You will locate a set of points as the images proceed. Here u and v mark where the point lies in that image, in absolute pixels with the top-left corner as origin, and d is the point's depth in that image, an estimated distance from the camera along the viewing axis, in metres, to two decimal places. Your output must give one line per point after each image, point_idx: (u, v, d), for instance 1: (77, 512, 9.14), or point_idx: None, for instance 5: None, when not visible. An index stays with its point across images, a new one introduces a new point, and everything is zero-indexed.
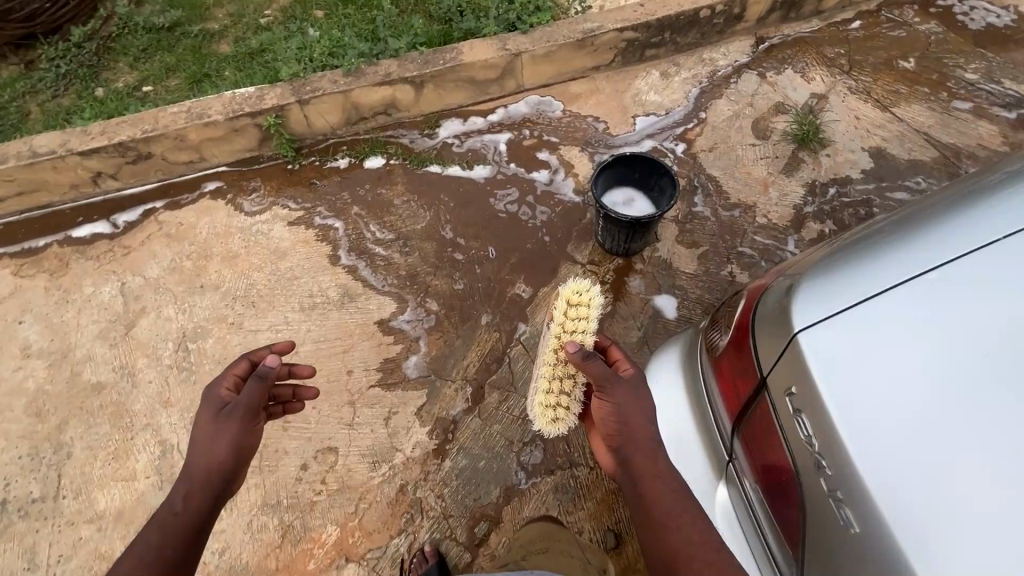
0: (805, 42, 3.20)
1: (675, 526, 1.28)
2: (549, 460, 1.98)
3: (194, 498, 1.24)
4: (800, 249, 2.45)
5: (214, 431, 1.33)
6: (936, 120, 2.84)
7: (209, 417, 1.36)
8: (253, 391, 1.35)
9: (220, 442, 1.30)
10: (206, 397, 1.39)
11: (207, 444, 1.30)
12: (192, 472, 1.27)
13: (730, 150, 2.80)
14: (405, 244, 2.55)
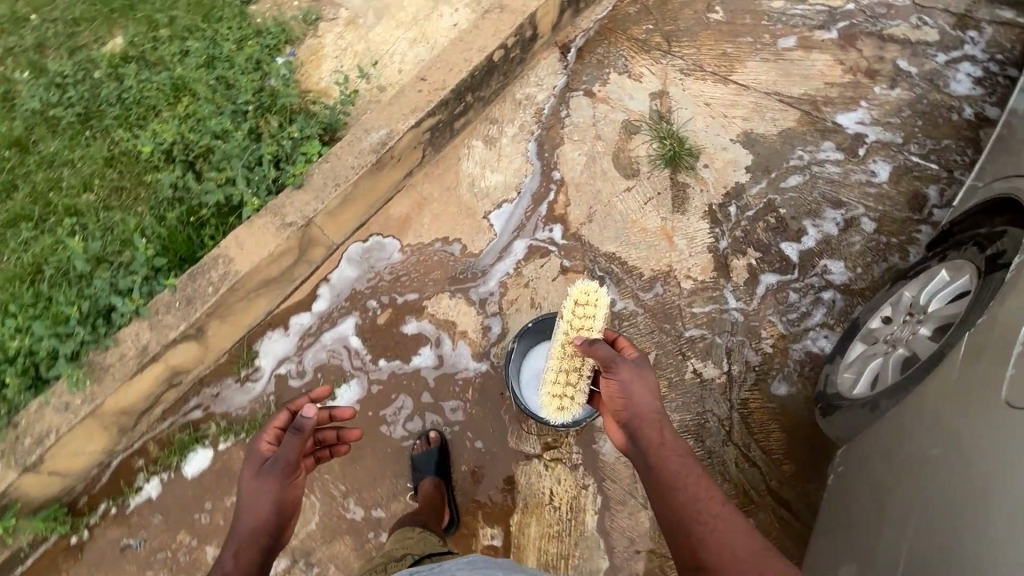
0: (609, 31, 2.73)
1: (700, 514, 1.36)
2: None
3: (251, 555, 1.29)
4: (742, 300, 2.11)
5: (257, 483, 1.36)
6: (776, 73, 2.58)
7: (252, 470, 1.40)
8: (284, 454, 1.35)
9: (263, 496, 1.34)
10: (248, 453, 1.43)
11: (256, 497, 1.35)
12: (237, 526, 1.33)
13: (610, 209, 2.32)
14: (307, 563, 1.86)
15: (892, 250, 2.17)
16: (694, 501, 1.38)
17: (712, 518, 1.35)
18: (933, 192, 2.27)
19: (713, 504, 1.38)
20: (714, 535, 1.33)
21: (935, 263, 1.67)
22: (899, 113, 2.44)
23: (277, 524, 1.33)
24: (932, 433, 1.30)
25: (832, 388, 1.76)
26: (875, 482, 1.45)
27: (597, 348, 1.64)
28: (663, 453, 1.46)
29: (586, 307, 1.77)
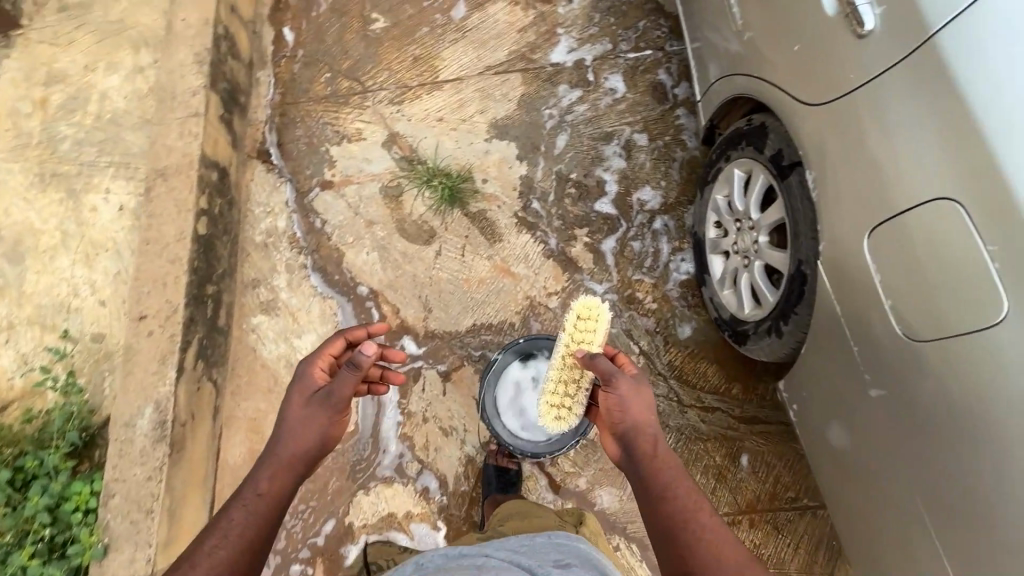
0: (293, 106, 2.34)
1: (694, 512, 1.22)
2: None
3: (280, 495, 1.22)
4: (604, 278, 2.09)
5: (312, 409, 1.31)
6: (472, 45, 2.42)
7: (307, 396, 1.34)
8: (344, 382, 1.29)
9: (310, 427, 1.28)
10: (302, 377, 1.38)
11: (302, 426, 1.29)
12: (281, 447, 1.26)
13: (437, 284, 2.11)
14: None
15: (672, 147, 2.26)
16: (692, 507, 1.22)
17: (704, 513, 1.22)
18: (663, 74, 2.37)
19: (706, 512, 1.23)
20: (706, 526, 1.20)
21: (728, 165, 1.75)
22: (593, 20, 2.45)
23: (310, 458, 1.28)
24: (927, 380, 1.26)
25: (725, 315, 1.83)
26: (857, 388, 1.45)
27: (600, 360, 1.45)
28: (665, 469, 1.29)
29: (587, 322, 1.60)
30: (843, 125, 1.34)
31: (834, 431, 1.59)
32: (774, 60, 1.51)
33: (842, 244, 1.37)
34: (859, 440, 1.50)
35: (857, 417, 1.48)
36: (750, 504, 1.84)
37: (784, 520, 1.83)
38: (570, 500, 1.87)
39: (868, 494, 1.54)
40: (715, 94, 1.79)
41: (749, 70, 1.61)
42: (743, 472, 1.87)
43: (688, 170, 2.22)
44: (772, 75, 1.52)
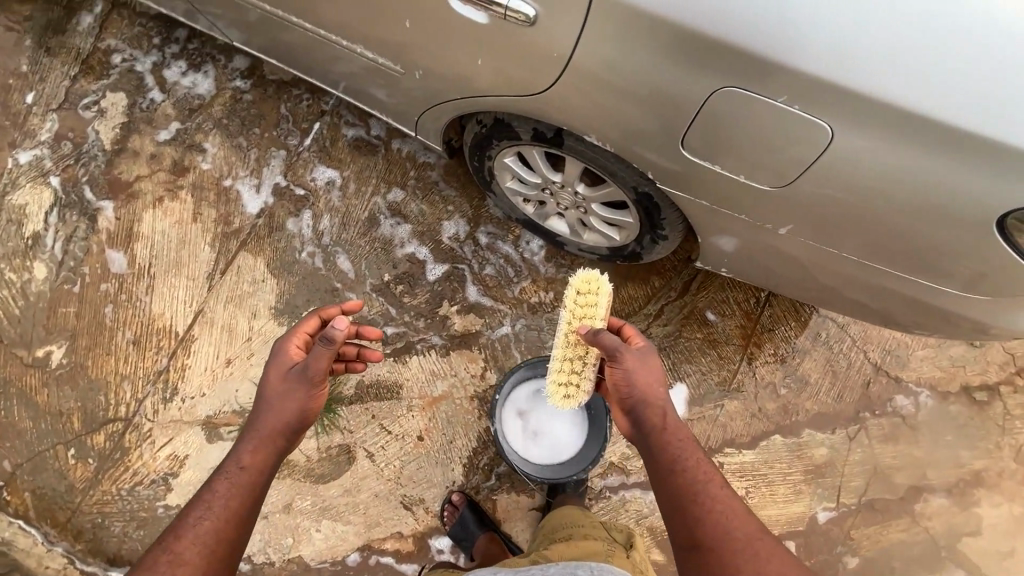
0: (83, 515, 1.78)
1: (698, 485, 1.19)
2: (899, 390, 1.99)
3: (263, 472, 1.15)
4: (499, 318, 2.01)
5: (290, 388, 1.24)
6: (172, 276, 2.00)
7: (285, 375, 1.27)
8: (321, 360, 1.22)
9: (288, 404, 1.22)
10: (273, 358, 1.30)
11: (279, 402, 1.23)
12: (261, 427, 1.20)
13: (399, 475, 1.86)
14: None
15: (424, 173, 2.14)
16: (695, 480, 1.19)
17: (706, 485, 1.19)
18: (349, 130, 2.18)
19: (716, 481, 1.20)
20: (708, 495, 1.17)
21: (495, 161, 1.68)
22: (243, 148, 2.14)
23: (288, 439, 1.21)
24: (818, 194, 1.15)
25: (605, 251, 1.87)
26: (775, 239, 1.35)
27: (604, 336, 1.36)
28: (672, 444, 1.25)
29: (587, 298, 1.45)
30: (572, 91, 1.20)
31: (789, 273, 1.51)
32: (457, 74, 1.38)
33: (667, 167, 1.25)
34: (818, 269, 1.41)
35: (798, 256, 1.38)
36: (745, 334, 2.03)
37: (771, 318, 2.04)
38: None
39: (866, 294, 1.42)
40: (431, 120, 1.66)
41: (443, 90, 1.48)
42: (719, 323, 2.04)
43: (454, 177, 2.14)
44: (468, 87, 1.39)
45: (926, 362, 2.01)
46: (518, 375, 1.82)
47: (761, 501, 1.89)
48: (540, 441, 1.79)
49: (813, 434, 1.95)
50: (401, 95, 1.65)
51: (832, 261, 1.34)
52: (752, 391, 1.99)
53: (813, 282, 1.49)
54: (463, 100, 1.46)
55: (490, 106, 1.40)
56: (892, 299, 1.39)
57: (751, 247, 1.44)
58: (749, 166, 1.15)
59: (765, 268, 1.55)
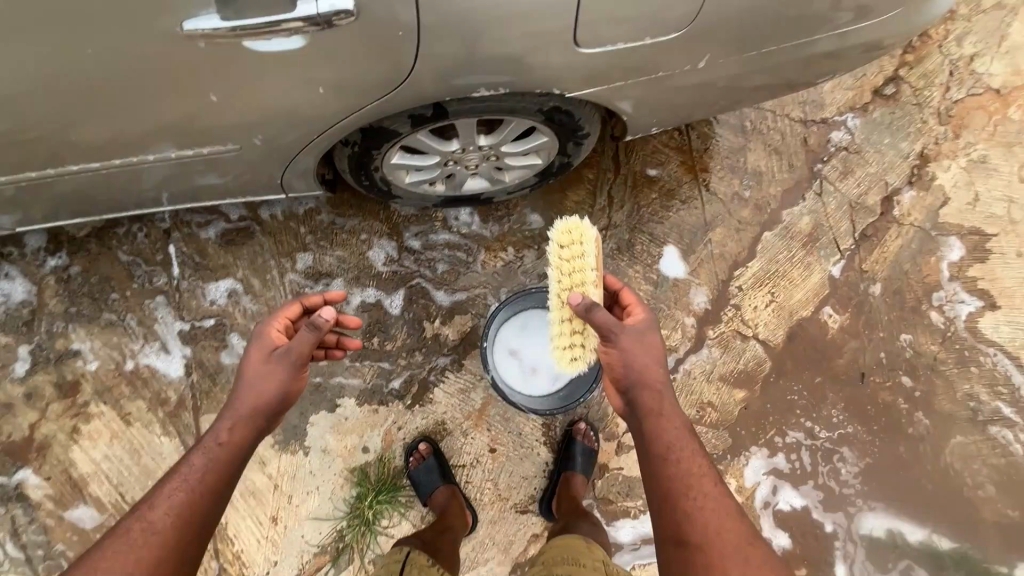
0: None
1: (686, 477, 1.17)
2: (831, 129, 2.07)
3: (236, 444, 1.18)
4: (482, 301, 1.90)
5: (272, 369, 1.24)
6: (152, 489, 1.74)
7: (260, 357, 1.26)
8: (304, 343, 1.24)
9: (270, 383, 1.22)
10: (258, 338, 1.30)
11: (260, 380, 1.22)
12: (238, 405, 1.20)
13: (498, 493, 1.82)
14: (996, 428, 1.95)
15: (315, 221, 1.90)
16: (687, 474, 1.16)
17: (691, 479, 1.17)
18: (210, 229, 1.88)
19: (710, 481, 1.18)
20: (694, 484, 1.16)
21: (384, 168, 1.49)
22: (117, 320, 1.81)
23: (270, 413, 1.22)
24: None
25: (535, 180, 1.76)
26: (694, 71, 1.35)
27: (599, 313, 1.26)
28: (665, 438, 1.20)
29: (570, 250, 1.35)
30: (449, 44, 1.10)
31: (713, 96, 1.51)
32: (311, 103, 1.21)
33: (579, 61, 1.20)
34: (737, 77, 1.43)
35: (718, 75, 1.39)
36: (689, 166, 2.02)
37: (699, 139, 2.03)
38: (708, 332, 1.93)
39: (784, 70, 1.47)
40: (299, 163, 1.44)
41: (301, 128, 1.29)
42: (663, 173, 2.01)
43: (346, 204, 1.91)
44: (334, 108, 1.22)
45: (835, 91, 2.09)
46: (496, 324, 1.77)
47: (787, 293, 1.98)
48: (540, 373, 1.76)
49: (792, 211, 2.02)
50: (245, 158, 1.39)
51: (749, 62, 1.37)
52: (726, 210, 2.01)
53: (736, 91, 1.51)
54: (335, 128, 1.29)
55: (368, 117, 1.25)
56: (807, 63, 1.46)
57: (674, 93, 1.43)
58: (655, 11, 1.13)
59: (687, 100, 1.49)
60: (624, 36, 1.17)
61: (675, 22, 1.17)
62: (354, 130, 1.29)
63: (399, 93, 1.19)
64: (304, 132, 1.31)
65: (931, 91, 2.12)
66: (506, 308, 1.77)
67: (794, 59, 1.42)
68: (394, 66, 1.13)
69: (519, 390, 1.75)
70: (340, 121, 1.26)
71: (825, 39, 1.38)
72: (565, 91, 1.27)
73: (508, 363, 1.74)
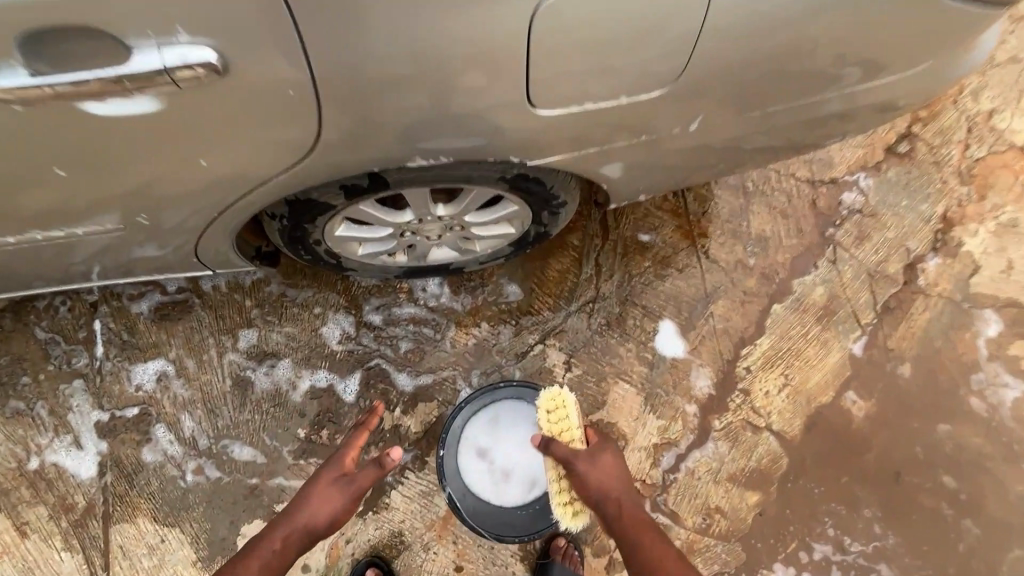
0: None
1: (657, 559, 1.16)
2: (840, 190, 1.88)
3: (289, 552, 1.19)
4: (450, 386, 1.65)
5: (331, 493, 1.24)
6: None
7: (326, 478, 1.27)
8: (366, 477, 1.25)
9: (325, 506, 1.22)
10: (339, 453, 1.31)
11: (318, 500, 1.23)
12: (294, 517, 1.21)
13: None
14: None
15: (263, 293, 1.68)
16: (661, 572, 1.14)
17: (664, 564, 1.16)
18: (143, 302, 1.66)
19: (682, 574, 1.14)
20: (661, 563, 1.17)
21: (327, 241, 1.28)
22: (26, 409, 1.56)
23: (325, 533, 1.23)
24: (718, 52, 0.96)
25: (509, 249, 1.55)
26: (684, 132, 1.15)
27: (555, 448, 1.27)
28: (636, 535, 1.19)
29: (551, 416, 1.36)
30: (367, 94, 0.88)
31: (707, 159, 1.31)
32: (214, 166, 0.99)
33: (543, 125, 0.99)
34: (734, 137, 1.23)
35: (712, 136, 1.19)
36: (685, 231, 1.81)
37: (695, 201, 1.84)
38: (714, 422, 1.66)
39: (788, 130, 1.27)
40: (223, 239, 1.23)
41: (212, 198, 1.08)
42: (657, 239, 1.80)
43: (299, 273, 1.70)
44: (240, 171, 1.00)
45: (842, 149, 1.91)
46: (462, 417, 1.54)
47: (803, 375, 1.72)
48: (516, 478, 1.50)
49: (803, 281, 1.79)
50: (156, 230, 1.18)
51: (746, 122, 1.18)
52: (729, 279, 1.78)
53: (733, 153, 1.31)
54: (247, 194, 1.06)
55: (285, 184, 1.03)
56: (812, 122, 1.27)
57: (661, 156, 1.22)
58: (636, 65, 0.94)
59: (680, 163, 1.29)
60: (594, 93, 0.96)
61: (661, 77, 0.97)
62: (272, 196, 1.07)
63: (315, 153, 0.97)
64: (218, 203, 1.10)
65: (948, 150, 1.94)
66: (469, 403, 1.54)
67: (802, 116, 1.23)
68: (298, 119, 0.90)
69: (492, 500, 1.49)
70: (252, 186, 1.04)
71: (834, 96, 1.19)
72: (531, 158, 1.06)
73: (476, 469, 1.50)
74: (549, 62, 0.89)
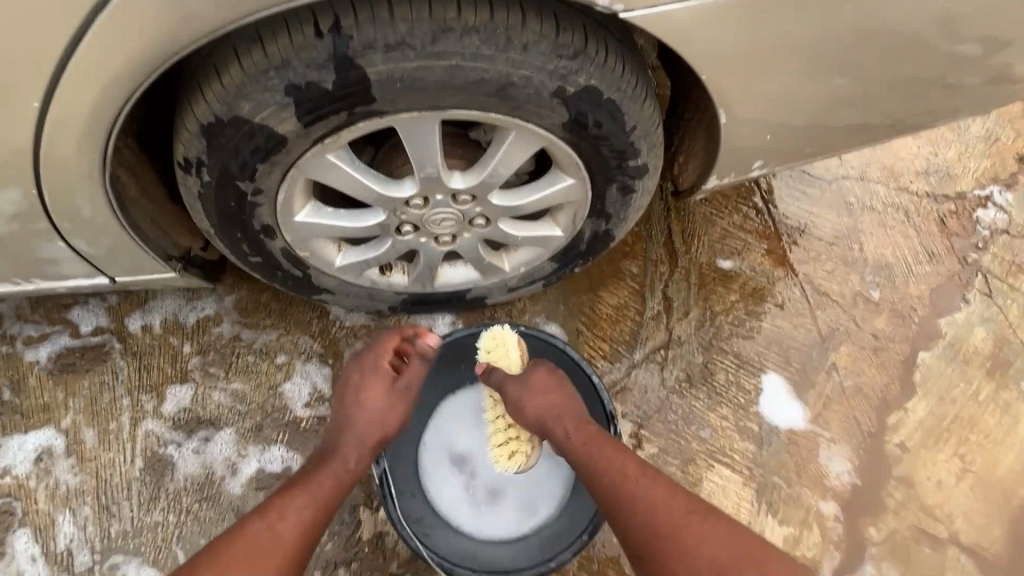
0: None
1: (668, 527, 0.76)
2: (979, 206, 1.42)
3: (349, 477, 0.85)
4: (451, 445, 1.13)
5: (381, 392, 0.92)
6: None
7: (368, 377, 0.93)
8: (415, 372, 0.95)
9: (377, 411, 0.90)
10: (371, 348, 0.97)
11: (366, 404, 0.91)
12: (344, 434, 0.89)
13: None
14: None
15: (208, 335, 1.21)
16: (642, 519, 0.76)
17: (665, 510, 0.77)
18: (42, 346, 1.20)
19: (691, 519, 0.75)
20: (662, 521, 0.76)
21: (284, 231, 0.84)
22: None
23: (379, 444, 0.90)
24: None
25: (551, 267, 1.08)
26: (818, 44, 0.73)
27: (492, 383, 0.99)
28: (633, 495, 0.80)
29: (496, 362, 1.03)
30: None
31: (844, 115, 0.88)
32: (37, 22, 0.55)
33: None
34: (882, 74, 0.81)
35: (856, 63, 0.78)
36: (779, 257, 1.34)
37: (791, 216, 1.38)
38: (869, 531, 1.13)
39: (951, 73, 0.86)
40: (116, 215, 0.78)
41: (77, 128, 0.65)
42: (742, 265, 1.33)
43: (259, 308, 1.23)
44: (66, 7, 0.55)
45: (971, 156, 1.47)
46: (434, 395, 1.12)
47: (979, 457, 1.18)
48: (505, 500, 1.07)
49: (954, 321, 1.30)
50: (10, 208, 0.75)
51: (904, 43, 0.77)
52: (848, 319, 1.30)
53: (875, 106, 0.88)
54: (103, 85, 0.61)
55: (159, 40, 0.58)
56: (981, 61, 0.86)
57: (783, 92, 0.79)
58: None
59: (816, 112, 0.86)
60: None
61: None
62: (145, 78, 0.61)
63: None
64: (90, 141, 0.67)
65: None
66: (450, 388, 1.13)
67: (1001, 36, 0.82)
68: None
69: (469, 535, 1.05)
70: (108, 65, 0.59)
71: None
72: (633, 4, 0.60)
73: (452, 482, 1.07)
74: None
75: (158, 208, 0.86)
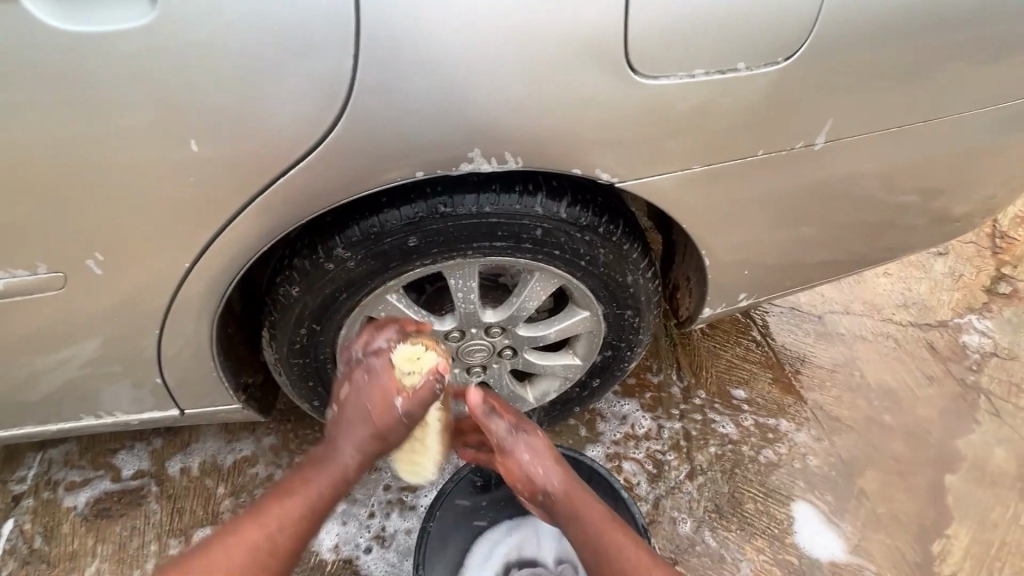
0: None
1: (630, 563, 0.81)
2: (963, 334, 1.54)
3: None
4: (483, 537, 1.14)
5: None
6: None
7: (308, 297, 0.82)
8: None
9: None
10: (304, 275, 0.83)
11: None
12: None
13: None
14: None
15: (244, 476, 1.25)
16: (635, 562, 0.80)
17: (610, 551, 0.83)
18: (83, 491, 1.24)
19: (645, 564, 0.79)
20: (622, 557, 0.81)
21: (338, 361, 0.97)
22: None
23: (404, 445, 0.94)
24: (831, 88, 0.80)
25: (570, 397, 1.17)
26: (776, 201, 0.93)
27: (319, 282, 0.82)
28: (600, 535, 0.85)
29: None
30: (404, 127, 0.69)
31: (804, 254, 1.06)
32: (188, 210, 0.74)
33: (638, 115, 0.73)
34: (828, 222, 1.01)
35: (805, 215, 0.98)
36: (784, 386, 1.42)
37: (789, 348, 1.49)
38: None
39: (886, 218, 1.06)
40: (208, 355, 0.93)
41: (197, 285, 0.82)
42: (753, 395, 1.40)
43: (294, 446, 1.28)
44: (210, 202, 0.73)
45: (939, 290, 1.63)
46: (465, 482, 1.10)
47: None
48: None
49: (970, 442, 1.34)
50: (118, 346, 0.89)
51: (843, 199, 0.98)
52: (866, 444, 1.33)
53: (830, 245, 1.07)
54: (221, 250, 0.78)
55: (277, 219, 0.76)
56: (909, 209, 1.07)
57: (753, 237, 0.97)
58: (736, 78, 0.73)
59: (784, 252, 1.04)
60: (707, 60, 0.71)
61: (763, 100, 0.77)
62: (257, 249, 0.79)
63: (309, 162, 0.71)
64: (200, 290, 0.83)
65: None
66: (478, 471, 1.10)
67: (927, 188, 1.03)
68: (265, 96, 0.66)
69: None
70: (231, 233, 0.77)
71: (937, 172, 1.01)
72: (626, 177, 0.78)
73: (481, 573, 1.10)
74: (628, 80, 0.70)
75: (236, 350, 1.01)
